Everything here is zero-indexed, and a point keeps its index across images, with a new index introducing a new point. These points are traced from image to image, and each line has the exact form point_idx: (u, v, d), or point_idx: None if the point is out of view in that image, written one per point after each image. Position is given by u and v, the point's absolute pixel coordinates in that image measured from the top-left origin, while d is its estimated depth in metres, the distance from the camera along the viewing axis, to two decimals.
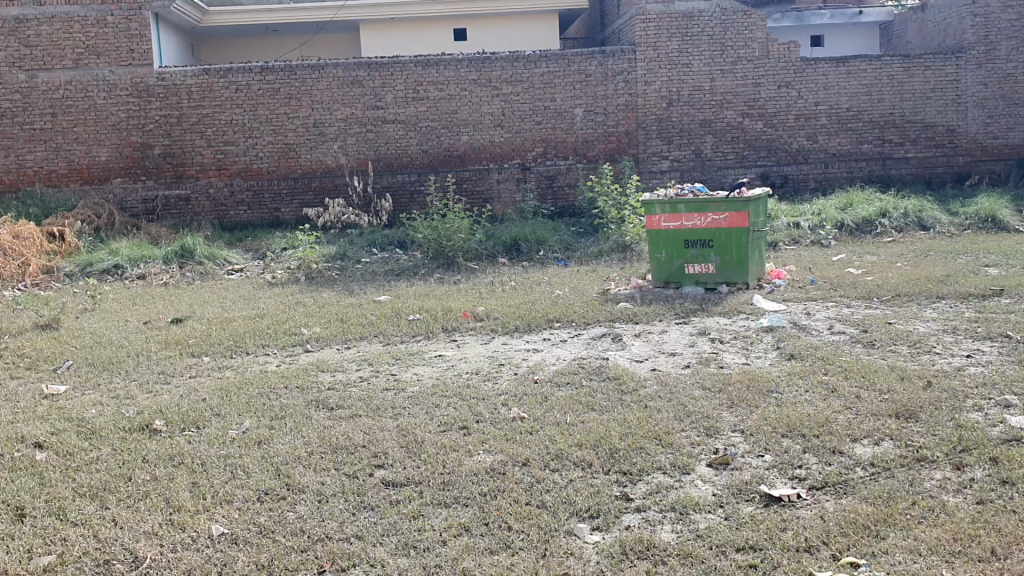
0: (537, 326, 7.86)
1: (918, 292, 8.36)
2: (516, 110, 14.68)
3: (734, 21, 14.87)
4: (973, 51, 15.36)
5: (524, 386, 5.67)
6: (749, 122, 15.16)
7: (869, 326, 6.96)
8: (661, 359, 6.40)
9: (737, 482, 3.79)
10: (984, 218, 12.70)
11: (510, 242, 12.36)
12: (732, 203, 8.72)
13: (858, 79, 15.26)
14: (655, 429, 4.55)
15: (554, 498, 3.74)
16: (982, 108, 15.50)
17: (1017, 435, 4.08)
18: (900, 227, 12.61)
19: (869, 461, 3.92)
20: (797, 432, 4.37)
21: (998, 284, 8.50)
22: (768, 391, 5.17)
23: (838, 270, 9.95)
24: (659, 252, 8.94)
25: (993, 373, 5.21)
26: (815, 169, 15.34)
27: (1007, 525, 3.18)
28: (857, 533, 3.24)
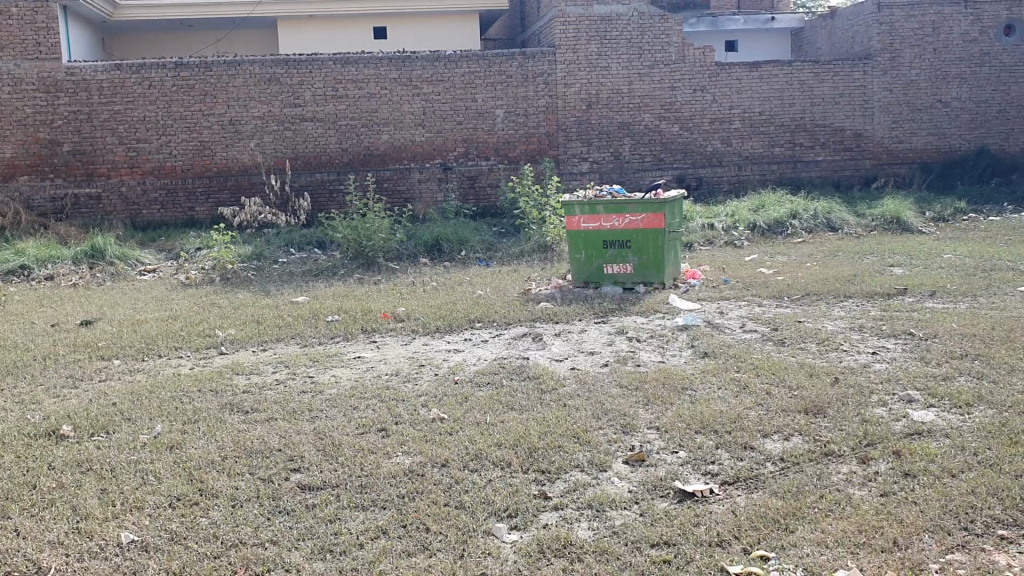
0: (458, 326, 7.85)
1: (827, 291, 8.60)
2: (437, 110, 14.64)
3: (651, 25, 15.10)
4: (879, 57, 15.87)
5: (444, 387, 5.65)
6: (665, 125, 15.42)
7: (780, 325, 7.13)
8: (580, 359, 6.45)
9: (653, 479, 3.85)
10: (890, 219, 13.15)
11: (431, 242, 12.33)
12: (649, 205, 8.85)
13: (771, 84, 15.64)
14: (573, 427, 4.59)
15: (472, 498, 3.74)
16: (888, 113, 16.03)
17: (919, 428, 4.24)
18: (810, 228, 12.98)
19: (778, 456, 4.02)
20: (710, 428, 4.46)
21: (902, 283, 8.80)
22: (683, 389, 5.26)
23: (751, 270, 10.18)
24: (578, 252, 9.01)
25: (897, 369, 5.39)
26: (729, 171, 15.68)
27: (909, 515, 3.29)
28: (767, 527, 3.31)
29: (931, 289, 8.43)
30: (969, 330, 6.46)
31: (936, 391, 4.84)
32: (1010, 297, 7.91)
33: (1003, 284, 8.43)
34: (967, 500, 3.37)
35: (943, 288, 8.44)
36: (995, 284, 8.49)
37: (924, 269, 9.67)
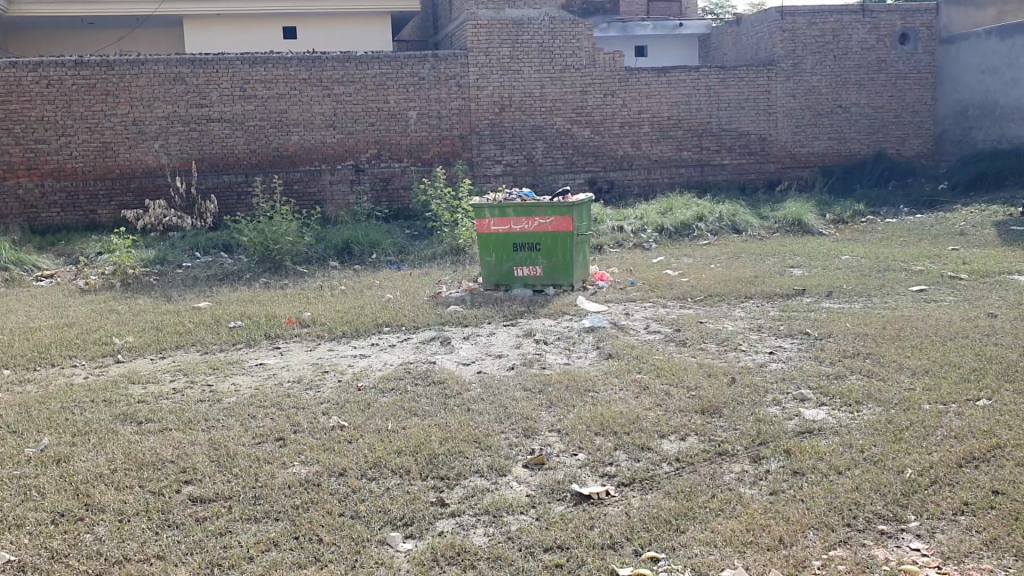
0: (365, 331, 7.75)
1: (729, 292, 8.78)
2: (348, 111, 14.46)
3: (563, 30, 15.21)
4: (782, 64, 16.30)
5: (346, 394, 5.56)
6: (577, 129, 15.55)
7: (682, 326, 7.26)
8: (487, 362, 6.45)
9: (550, 482, 3.85)
10: (791, 222, 13.51)
11: (341, 245, 12.18)
12: (557, 208, 8.88)
13: (678, 88, 15.92)
14: (475, 432, 4.56)
15: (368, 507, 3.68)
16: (791, 118, 16.48)
17: (810, 427, 4.35)
18: (715, 230, 13.25)
19: (674, 457, 4.07)
20: (610, 430, 4.49)
21: (800, 284, 9.04)
22: (585, 391, 5.29)
23: (657, 271, 10.33)
24: (488, 255, 9.01)
25: (792, 368, 5.54)
26: (639, 175, 15.91)
27: (795, 514, 3.36)
28: (659, 528, 3.35)
29: (828, 289, 8.67)
30: (862, 329, 6.66)
31: (828, 389, 4.98)
32: (902, 297, 8.19)
33: (896, 284, 8.73)
34: (851, 497, 3.46)
35: (840, 288, 8.69)
36: (888, 283, 8.79)
37: (822, 270, 9.95)
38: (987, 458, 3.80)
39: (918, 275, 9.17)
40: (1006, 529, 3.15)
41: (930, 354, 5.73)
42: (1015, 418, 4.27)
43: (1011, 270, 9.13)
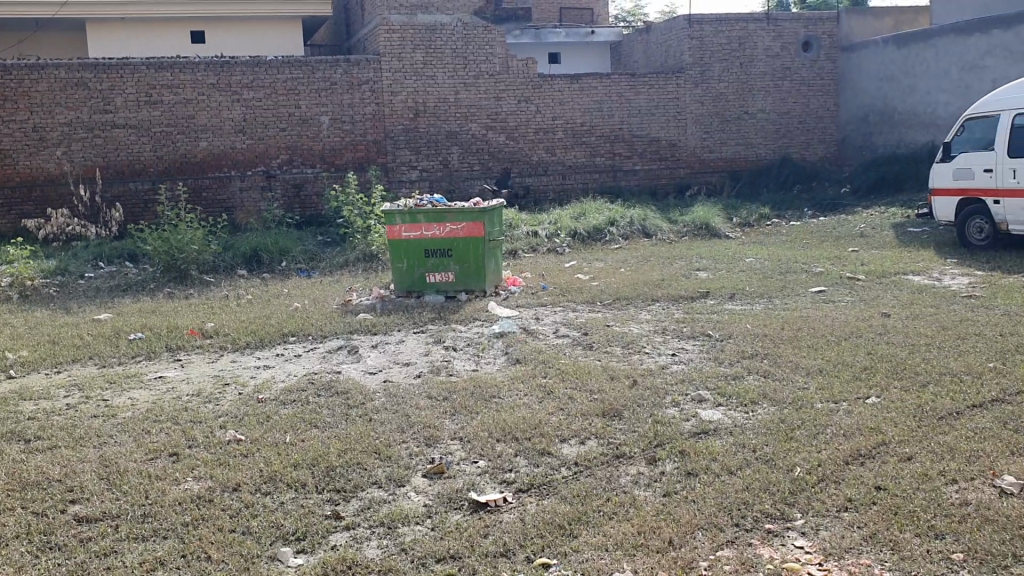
0: (270, 341, 7.60)
1: (636, 295, 8.90)
2: (258, 116, 14.19)
3: (476, 36, 15.22)
4: (690, 71, 16.61)
5: (245, 408, 5.43)
6: (491, 134, 15.57)
7: (590, 330, 7.33)
8: (395, 370, 6.38)
9: (448, 491, 3.83)
10: (699, 226, 13.75)
11: (249, 253, 11.94)
12: (468, 213, 8.83)
13: (590, 95, 16.09)
14: (375, 442, 4.50)
15: (261, 522, 3.60)
16: (699, 124, 16.81)
17: (705, 428, 4.42)
18: (626, 235, 13.41)
19: (573, 461, 4.09)
20: (512, 436, 4.48)
21: (705, 286, 9.21)
22: (490, 396, 5.28)
23: (569, 276, 10.39)
24: (399, 261, 8.91)
25: (692, 370, 5.63)
26: (553, 180, 16.02)
27: (685, 515, 3.40)
28: (552, 534, 3.35)
29: (731, 291, 8.85)
30: (762, 330, 6.82)
31: (725, 389, 5.07)
32: (801, 298, 8.40)
33: (797, 286, 8.96)
34: (740, 497, 3.52)
35: (742, 291, 8.85)
36: (789, 285, 8.99)
37: (726, 273, 10.14)
38: (872, 455, 3.92)
39: (818, 276, 9.43)
40: (886, 524, 3.24)
41: (825, 354, 5.89)
42: (902, 416, 4.41)
43: (905, 271, 9.44)
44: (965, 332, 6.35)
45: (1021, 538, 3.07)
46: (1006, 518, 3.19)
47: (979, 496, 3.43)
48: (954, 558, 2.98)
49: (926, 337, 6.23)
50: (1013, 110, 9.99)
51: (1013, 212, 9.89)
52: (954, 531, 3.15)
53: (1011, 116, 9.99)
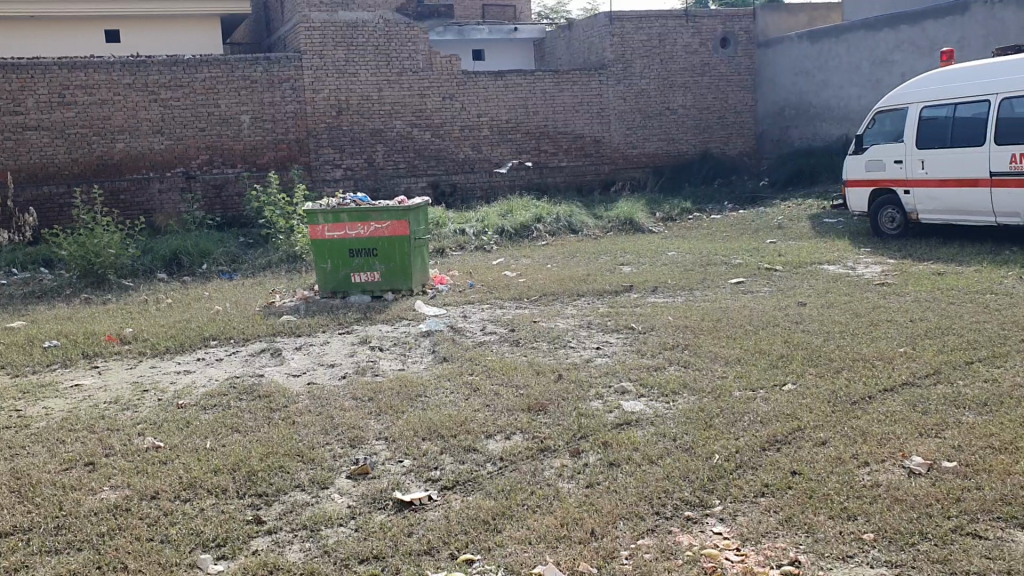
0: (191, 346, 7.44)
1: (562, 291, 8.96)
2: (176, 116, 13.87)
3: (398, 33, 15.12)
4: (613, 67, 16.77)
5: (164, 414, 5.30)
6: (416, 132, 15.50)
7: (517, 326, 7.34)
8: (319, 372, 6.31)
9: (373, 490, 3.81)
10: (624, 221, 13.88)
11: (169, 256, 11.68)
12: (393, 212, 8.76)
13: (514, 92, 16.14)
14: (299, 445, 4.45)
15: (180, 530, 3.53)
16: (622, 120, 16.99)
17: (628, 419, 4.47)
18: (553, 231, 13.47)
19: (498, 456, 4.11)
20: (437, 434, 4.47)
21: (628, 280, 9.30)
22: (416, 395, 5.25)
23: (496, 273, 10.40)
24: (324, 261, 8.80)
25: (616, 362, 5.69)
26: (479, 178, 16.02)
27: (607, 505, 3.44)
28: (476, 529, 3.36)
29: (653, 284, 8.96)
30: (684, 321, 6.93)
31: (647, 380, 5.14)
32: (721, 289, 8.55)
33: (718, 278, 9.11)
34: (660, 486, 3.58)
35: (663, 284, 8.97)
36: (709, 277, 9.14)
37: (651, 267, 10.25)
38: (787, 440, 4.02)
39: (739, 267, 9.61)
40: (800, 507, 3.33)
41: (743, 343, 6.00)
42: (817, 401, 4.53)
43: (822, 261, 9.68)
44: (877, 318, 6.54)
45: (928, 515, 3.18)
46: (914, 497, 3.30)
47: (889, 477, 3.55)
48: (864, 538, 3.07)
49: (840, 325, 6.40)
50: (919, 104, 10.28)
51: (922, 201, 10.21)
52: (865, 512, 3.25)
53: (918, 109, 10.28)
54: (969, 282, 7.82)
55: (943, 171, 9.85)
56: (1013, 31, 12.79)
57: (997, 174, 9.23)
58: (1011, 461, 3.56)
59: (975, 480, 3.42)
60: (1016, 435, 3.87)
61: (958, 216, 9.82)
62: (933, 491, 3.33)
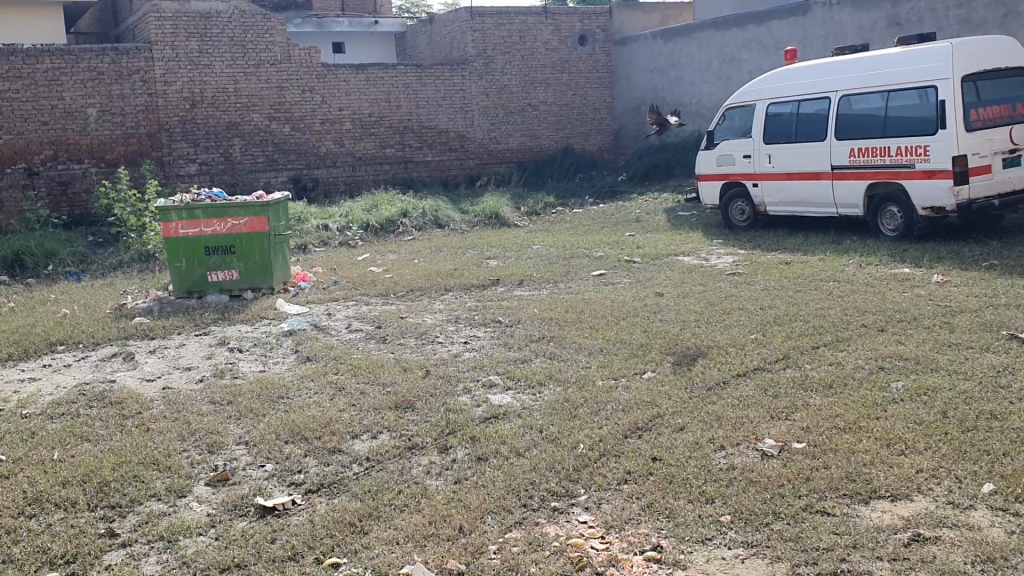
0: (35, 352, 7.03)
1: (428, 286, 8.91)
2: (16, 109, 13.04)
3: (254, 24, 14.69)
4: (474, 63, 16.82)
5: (6, 425, 4.98)
6: (275, 125, 15.13)
7: (383, 322, 7.26)
8: (175, 376, 6.07)
9: (234, 497, 3.70)
10: (489, 215, 13.92)
11: (10, 258, 11.01)
12: (251, 208, 8.51)
13: (376, 86, 15.96)
14: (155, 452, 4.27)
15: (24, 548, 3.33)
16: (485, 115, 17.07)
17: (495, 412, 4.49)
18: (419, 226, 13.38)
19: (364, 456, 4.05)
20: (301, 436, 4.37)
21: (494, 274, 9.35)
22: (277, 397, 5.11)
23: (360, 269, 10.25)
24: (178, 260, 8.47)
25: (483, 356, 5.71)
26: (342, 173, 15.79)
27: (476, 500, 3.45)
28: (342, 532, 3.31)
29: (519, 278, 9.03)
30: (549, 313, 7.03)
31: (514, 373, 5.18)
32: (583, 282, 8.69)
33: (581, 270, 9.26)
34: (527, 478, 3.61)
35: (529, 277, 9.05)
36: (572, 270, 9.28)
37: (516, 260, 10.34)
38: (648, 427, 4.13)
39: (601, 259, 9.80)
40: (661, 493, 3.42)
41: (604, 334, 6.12)
42: (676, 388, 4.67)
43: (678, 252, 9.98)
44: (729, 307, 6.80)
45: (780, 496, 3.32)
46: (768, 479, 3.44)
47: (743, 460, 3.69)
48: (722, 520, 3.18)
49: (696, 314, 6.61)
50: (766, 100, 10.73)
51: (770, 194, 10.68)
52: (722, 495, 3.36)
53: (765, 105, 10.73)
54: (814, 271, 8.21)
55: (789, 165, 10.32)
56: (849, 32, 13.47)
57: (838, 168, 9.72)
58: (854, 440, 3.76)
59: (823, 460, 3.59)
60: (859, 415, 4.09)
61: (803, 208, 10.30)
62: (784, 472, 3.48)
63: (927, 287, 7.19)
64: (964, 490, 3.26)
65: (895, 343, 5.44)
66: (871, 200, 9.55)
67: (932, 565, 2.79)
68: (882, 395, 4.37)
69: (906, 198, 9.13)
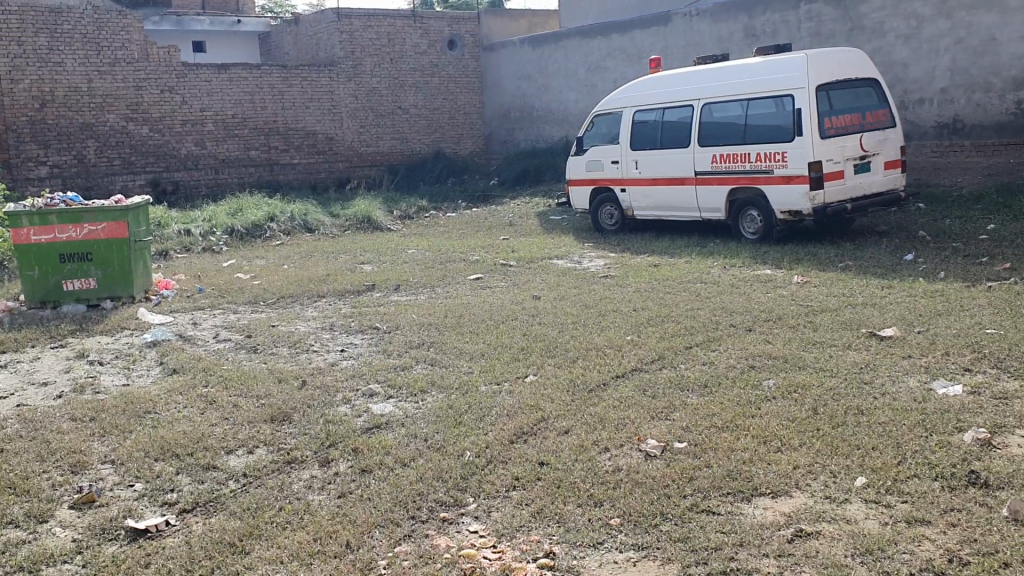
0: None
1: (300, 292, 8.70)
2: None
3: (108, 21, 14.05)
4: (342, 65, 16.56)
5: None
6: (133, 126, 14.48)
7: (254, 331, 7.03)
8: (29, 392, 5.69)
9: (101, 520, 3.48)
10: (361, 219, 13.72)
11: None
12: (109, 213, 8.11)
13: (240, 87, 15.50)
14: (10, 476, 3.97)
15: None
16: (354, 118, 16.83)
17: (377, 422, 4.40)
18: (287, 230, 13.08)
19: (240, 473, 3.89)
20: (172, 453, 4.17)
21: (370, 279, 9.20)
22: (144, 413, 4.85)
23: (227, 275, 9.93)
24: (30, 269, 7.91)
25: (361, 365, 5.58)
26: (205, 176, 15.27)
27: (361, 515, 3.36)
28: (222, 553, 3.16)
29: (395, 283, 8.92)
30: (427, 318, 6.96)
31: (394, 381, 5.08)
32: (460, 286, 8.67)
33: (457, 275, 9.21)
34: (414, 489, 3.55)
35: (405, 282, 8.95)
36: (448, 275, 9.22)
37: (390, 265, 10.21)
38: (533, 432, 4.12)
39: (476, 264, 9.77)
40: (550, 499, 3.41)
41: (485, 338, 6.09)
42: (557, 392, 4.68)
43: (551, 256, 10.06)
44: (605, 309, 6.89)
45: (666, 496, 3.37)
46: (653, 479, 3.49)
47: (628, 461, 3.72)
48: (612, 523, 3.20)
49: (572, 317, 6.67)
50: (632, 108, 10.96)
51: (638, 199, 10.92)
52: (610, 497, 3.39)
53: (631, 113, 10.96)
54: (683, 273, 8.43)
55: (655, 170, 10.58)
56: (709, 42, 13.93)
57: (702, 174, 10.02)
58: (732, 439, 3.85)
59: (703, 458, 3.66)
60: (734, 413, 4.20)
61: (670, 212, 10.57)
62: (669, 472, 3.54)
63: (790, 287, 7.48)
64: (838, 485, 3.39)
65: (763, 341, 5.63)
66: (733, 204, 9.89)
67: (816, 559, 2.88)
68: (755, 394, 4.50)
69: (765, 203, 9.49)
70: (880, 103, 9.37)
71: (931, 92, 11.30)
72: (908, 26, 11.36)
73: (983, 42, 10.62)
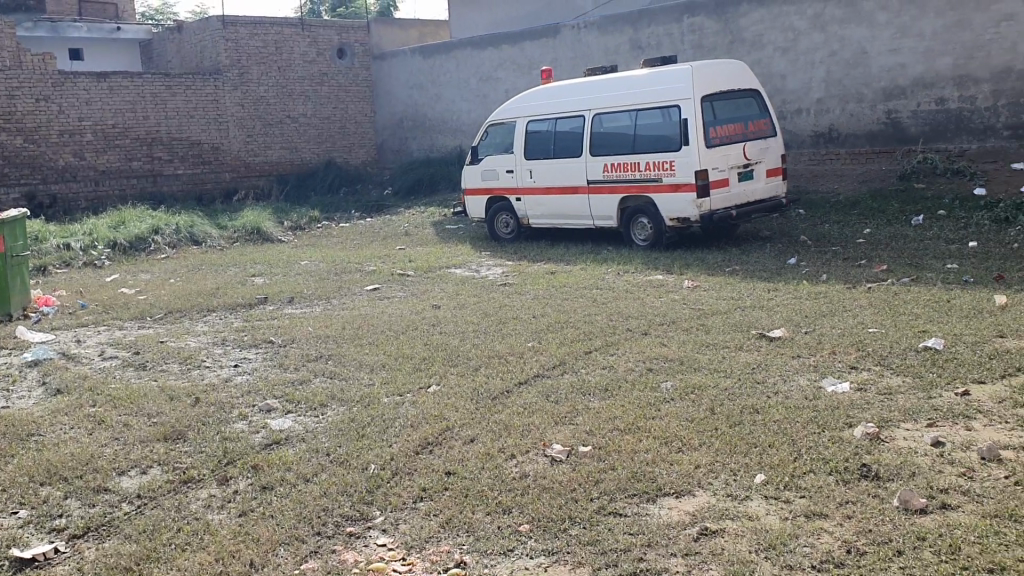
0: None
1: (190, 306, 8.44)
2: None
3: None
4: (228, 73, 16.18)
5: None
6: (5, 137, 13.81)
7: (141, 348, 6.78)
8: None
9: None
10: (250, 230, 13.42)
11: None
12: None
13: (120, 95, 14.97)
14: None
15: None
16: (242, 128, 16.47)
17: (276, 438, 4.30)
18: (173, 243, 12.67)
19: (134, 494, 3.74)
20: (59, 476, 3.98)
21: (263, 292, 9.00)
22: (27, 435, 4.62)
23: (110, 291, 9.56)
24: None
25: (257, 380, 5.43)
26: (84, 188, 14.66)
27: (264, 532, 3.28)
28: None
29: (289, 295, 8.75)
30: (323, 331, 6.84)
31: (293, 396, 4.97)
32: (357, 297, 8.54)
33: (353, 286, 9.08)
34: (319, 504, 3.48)
35: (299, 294, 8.79)
36: (344, 286, 9.09)
37: (283, 277, 10.00)
38: (438, 442, 4.10)
39: (372, 274, 9.66)
40: (459, 508, 3.39)
41: (385, 349, 6.02)
42: (461, 400, 4.66)
43: (447, 265, 10.04)
44: (504, 317, 6.91)
45: (573, 500, 3.39)
46: (559, 484, 3.51)
47: (534, 467, 3.74)
48: (521, 530, 3.20)
49: (472, 325, 6.66)
50: (524, 117, 11.04)
51: (533, 207, 11.01)
52: (518, 504, 3.39)
53: (523, 122, 11.04)
54: (578, 279, 8.53)
55: (549, 179, 10.68)
56: (597, 52, 14.17)
57: (594, 182, 10.16)
58: (635, 441, 3.91)
59: (607, 461, 3.71)
60: (635, 416, 4.27)
61: (564, 220, 10.68)
62: (575, 476, 3.56)
63: (682, 292, 7.65)
64: (740, 482, 3.47)
65: (659, 344, 5.75)
66: (625, 212, 10.06)
67: (722, 557, 2.95)
68: (655, 396, 4.58)
69: (655, 210, 9.69)
70: (762, 113, 9.69)
71: (808, 102, 11.76)
72: (785, 39, 11.80)
73: (855, 54, 11.12)
